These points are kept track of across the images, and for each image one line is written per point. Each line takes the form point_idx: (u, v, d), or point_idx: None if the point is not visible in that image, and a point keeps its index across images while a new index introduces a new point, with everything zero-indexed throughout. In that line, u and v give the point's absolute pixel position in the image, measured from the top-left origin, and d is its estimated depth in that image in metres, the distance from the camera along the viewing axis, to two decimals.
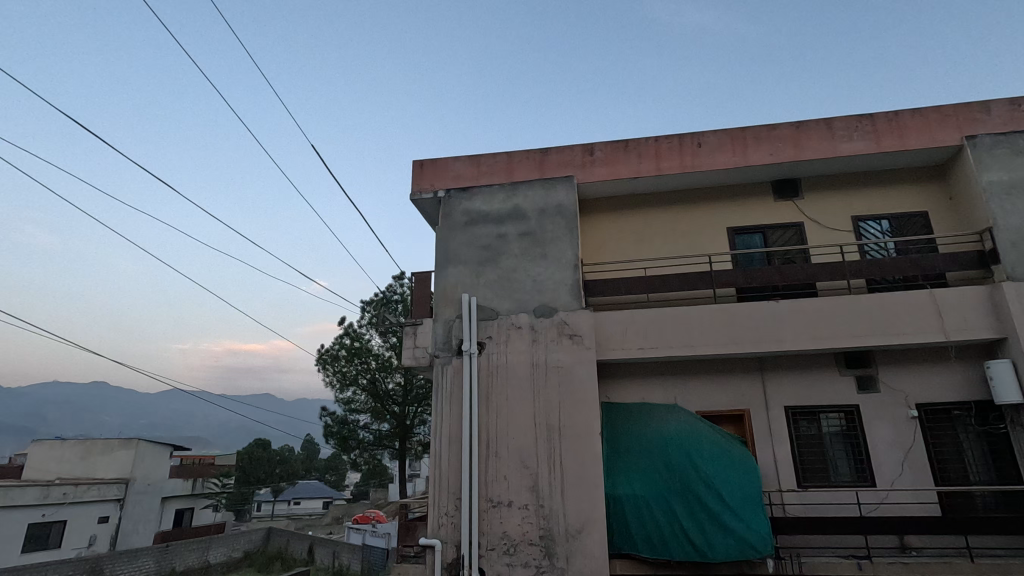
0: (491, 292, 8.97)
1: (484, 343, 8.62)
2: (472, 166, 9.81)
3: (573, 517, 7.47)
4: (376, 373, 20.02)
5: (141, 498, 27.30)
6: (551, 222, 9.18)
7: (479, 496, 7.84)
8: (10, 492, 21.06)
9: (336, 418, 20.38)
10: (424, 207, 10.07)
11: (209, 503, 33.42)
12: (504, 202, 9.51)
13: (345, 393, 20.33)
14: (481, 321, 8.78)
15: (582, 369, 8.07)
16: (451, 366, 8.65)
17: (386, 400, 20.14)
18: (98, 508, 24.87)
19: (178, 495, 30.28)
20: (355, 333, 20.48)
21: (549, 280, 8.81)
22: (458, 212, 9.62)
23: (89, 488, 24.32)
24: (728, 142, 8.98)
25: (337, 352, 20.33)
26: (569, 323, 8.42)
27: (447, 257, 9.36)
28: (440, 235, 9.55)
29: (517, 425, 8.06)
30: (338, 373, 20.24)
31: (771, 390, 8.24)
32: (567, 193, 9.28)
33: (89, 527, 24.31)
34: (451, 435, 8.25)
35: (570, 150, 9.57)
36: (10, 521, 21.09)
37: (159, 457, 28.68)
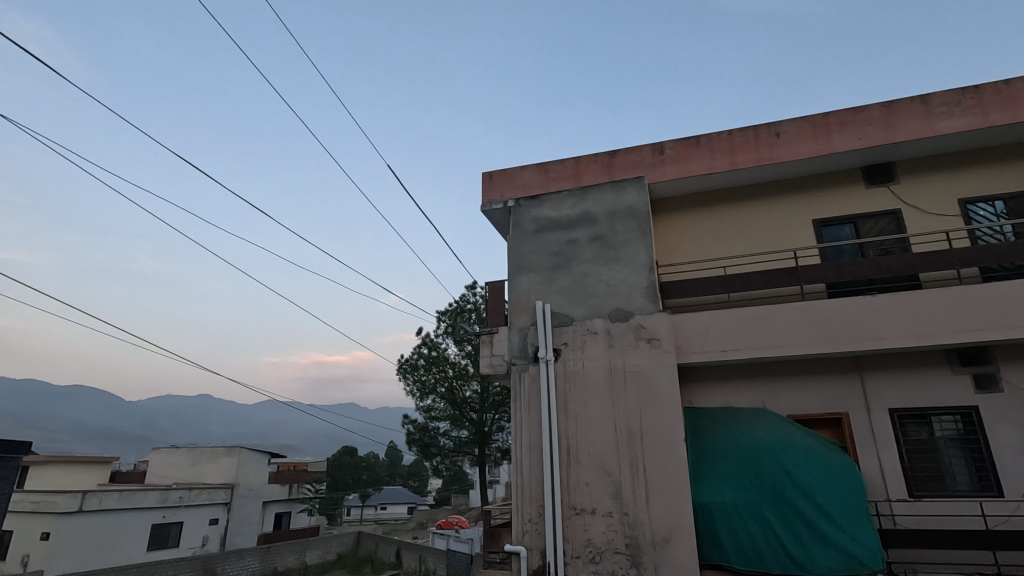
0: (565, 299, 8.96)
1: (560, 349, 8.62)
2: (540, 174, 9.89)
3: (659, 525, 7.28)
4: (453, 381, 20.48)
5: (245, 502, 29.46)
6: (622, 224, 9.06)
7: (562, 503, 7.82)
8: (135, 496, 23.41)
9: (417, 426, 21.04)
10: (495, 217, 10.24)
11: (304, 507, 35.42)
12: (573, 207, 9.50)
13: (425, 401, 20.98)
14: (556, 328, 8.79)
15: (661, 373, 7.88)
16: (528, 373, 8.72)
17: (464, 408, 20.49)
18: (209, 511, 27.08)
19: (277, 500, 32.39)
20: (432, 343, 21.12)
21: (623, 283, 8.68)
22: (528, 220, 9.71)
23: (200, 492, 26.53)
24: (809, 130, 8.49)
25: (416, 361, 21.07)
26: (646, 327, 8.25)
27: (519, 265, 9.46)
28: (512, 244, 9.67)
29: (597, 432, 7.97)
30: (417, 382, 20.93)
31: (872, 392, 7.65)
32: (638, 195, 9.14)
33: (201, 528, 26.52)
34: (531, 442, 8.30)
35: (639, 151, 9.41)
36: (135, 522, 23.40)
37: (259, 464, 30.82)
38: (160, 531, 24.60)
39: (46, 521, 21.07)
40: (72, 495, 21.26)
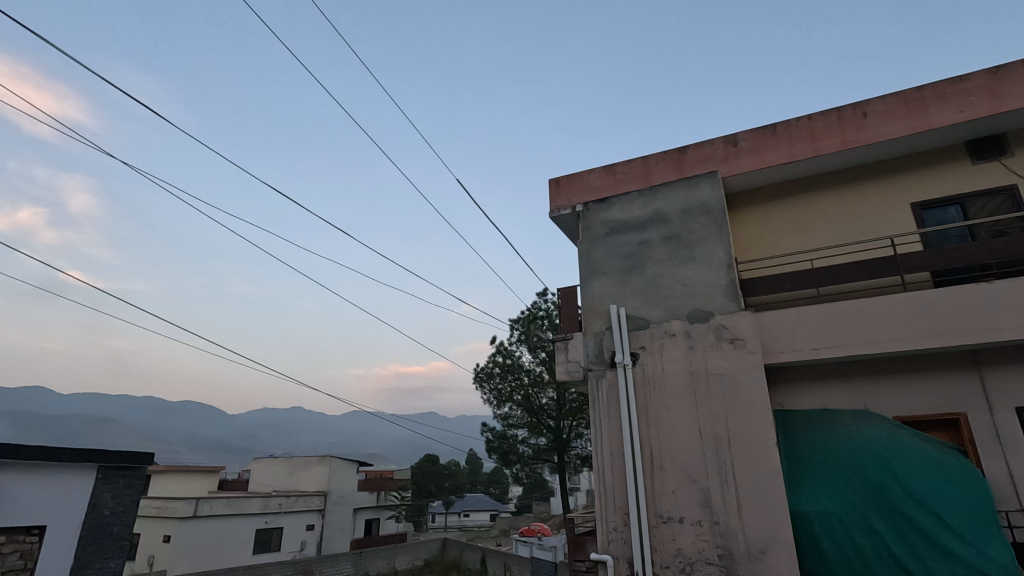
0: (639, 301, 8.77)
1: (637, 353, 8.44)
2: (607, 176, 9.77)
3: (754, 536, 6.90)
4: (529, 388, 20.44)
5: (338, 509, 30.96)
6: (696, 222, 8.76)
7: (648, 512, 7.61)
8: (240, 502, 25.23)
9: (496, 434, 21.28)
10: (564, 222, 10.21)
11: (392, 514, 36.66)
12: (643, 208, 9.31)
13: (502, 409, 21.20)
14: (632, 332, 8.61)
15: (747, 375, 7.51)
16: (605, 379, 8.60)
17: (541, 415, 20.32)
18: (306, 517, 28.69)
19: (366, 507, 33.80)
20: (506, 351, 21.30)
21: (701, 283, 8.38)
22: (597, 223, 9.61)
23: (297, 500, 28.18)
24: (901, 106, 7.85)
25: (492, 370, 21.38)
26: (728, 327, 7.90)
27: (590, 269, 9.37)
28: (583, 249, 9.60)
29: (680, 438, 7.71)
30: (494, 390, 21.22)
31: (993, 389, 6.88)
32: (712, 190, 8.81)
33: (299, 533, 28.14)
34: (612, 449, 8.15)
35: (711, 145, 9.08)
36: (241, 527, 25.21)
37: (349, 473, 32.30)
38: (264, 536, 26.36)
39: (167, 525, 23.20)
40: (187, 502, 23.29)
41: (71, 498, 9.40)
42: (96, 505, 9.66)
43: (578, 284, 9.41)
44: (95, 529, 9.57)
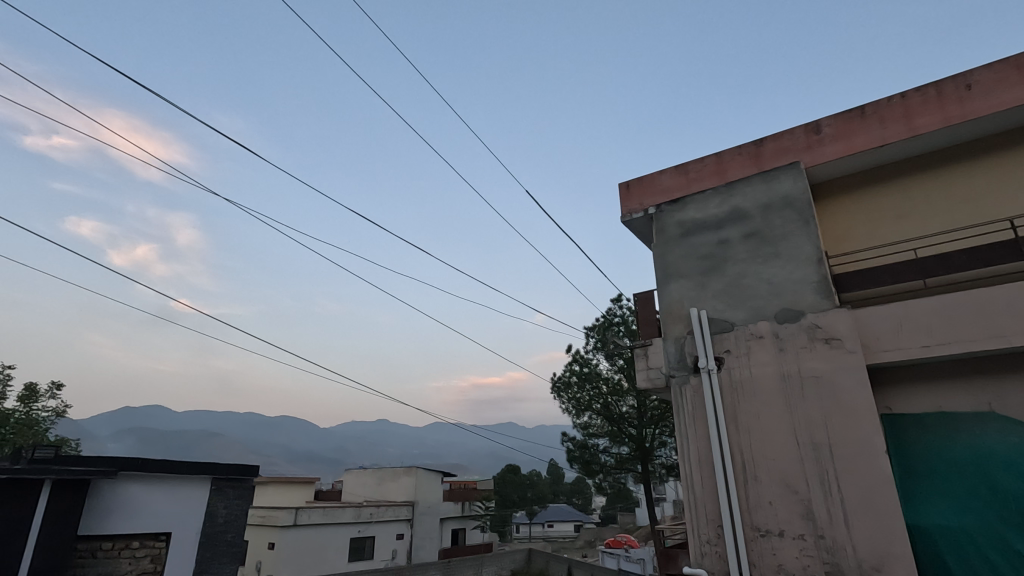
0: (721, 303, 8.41)
1: (722, 357, 8.09)
2: (680, 176, 9.49)
3: (865, 551, 6.37)
4: (608, 397, 20.04)
5: (425, 519, 31.77)
6: (779, 217, 8.33)
7: (743, 524, 7.22)
8: (335, 512, 26.49)
9: (577, 443, 21.06)
10: (636, 226, 10.01)
11: (477, 524, 37.11)
12: (720, 206, 8.96)
13: (582, 418, 20.96)
14: (716, 335, 8.26)
15: (846, 377, 6.99)
16: (689, 385, 8.29)
17: (622, 423, 19.81)
18: (395, 526, 29.67)
19: (452, 517, 34.46)
20: (583, 360, 21.09)
21: (788, 281, 7.92)
22: (671, 225, 9.35)
23: (387, 509, 29.20)
24: (1010, 74, 7.09)
25: (569, 379, 21.24)
26: (821, 326, 7.40)
27: (667, 273, 9.12)
28: (658, 252, 9.36)
29: (775, 446, 7.27)
30: (572, 399, 21.05)
31: None
32: (795, 182, 8.34)
33: (390, 542, 29.13)
34: (701, 458, 7.83)
35: (790, 135, 8.61)
36: (337, 535, 26.46)
37: (434, 483, 33.11)
38: (358, 544, 27.52)
39: (271, 533, 24.81)
40: (288, 511, 24.79)
41: (190, 507, 10.28)
42: (211, 515, 10.50)
43: (655, 289, 9.18)
44: (211, 536, 10.40)
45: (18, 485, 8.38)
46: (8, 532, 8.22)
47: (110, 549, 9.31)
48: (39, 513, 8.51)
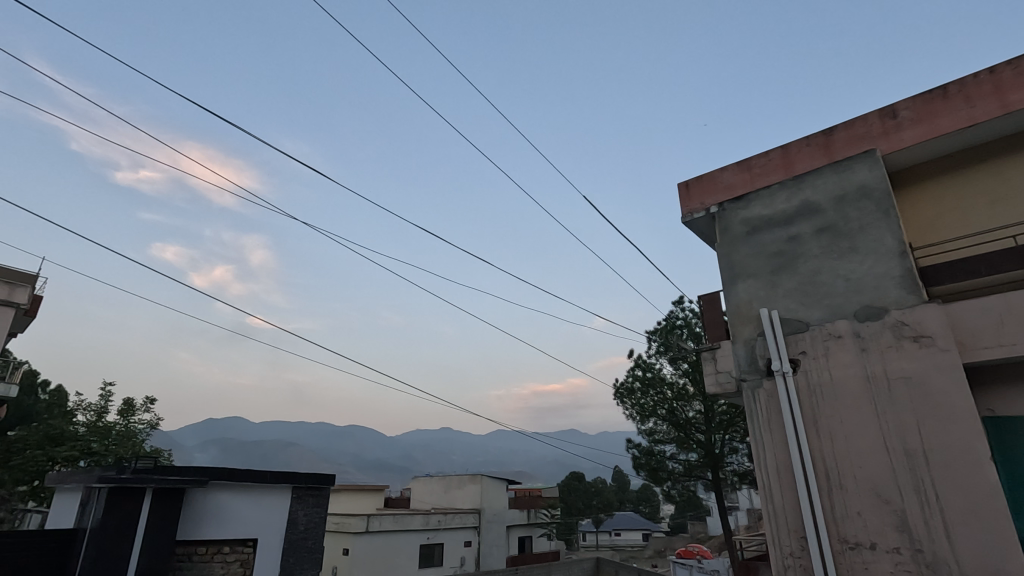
0: (794, 303, 8.02)
1: (798, 359, 7.69)
2: (743, 172, 9.15)
3: (972, 567, 5.85)
4: (673, 402, 19.47)
5: (492, 526, 31.93)
6: (855, 209, 7.87)
7: (830, 536, 6.80)
8: (404, 518, 27.09)
9: (642, 450, 20.60)
10: (698, 226, 9.71)
11: (543, 532, 36.95)
12: (788, 200, 8.57)
13: (647, 424, 20.48)
14: (790, 337, 7.88)
15: (939, 377, 6.49)
16: (762, 390, 7.94)
17: (689, 429, 19.18)
18: (463, 533, 30.00)
19: (518, 524, 34.48)
20: (646, 364, 20.63)
21: (869, 275, 7.45)
22: (736, 223, 9.03)
23: (454, 517, 29.57)
24: None
25: (632, 385, 20.81)
26: (909, 323, 6.91)
27: (733, 272, 8.79)
28: (722, 252, 9.04)
29: (862, 453, 6.82)
30: (636, 405, 20.62)
31: None
32: (871, 171, 7.86)
33: (458, 549, 29.48)
34: (779, 466, 7.45)
35: (864, 121, 8.14)
36: (408, 542, 27.04)
37: (499, 491, 33.27)
38: (428, 551, 28.03)
39: (345, 539, 25.71)
40: (360, 518, 25.61)
41: (273, 514, 10.82)
42: (292, 521, 11.00)
43: (721, 290, 8.87)
44: (293, 542, 10.89)
45: (123, 494, 9.11)
46: (117, 536, 8.94)
47: (204, 554, 9.92)
48: (142, 519, 9.21)
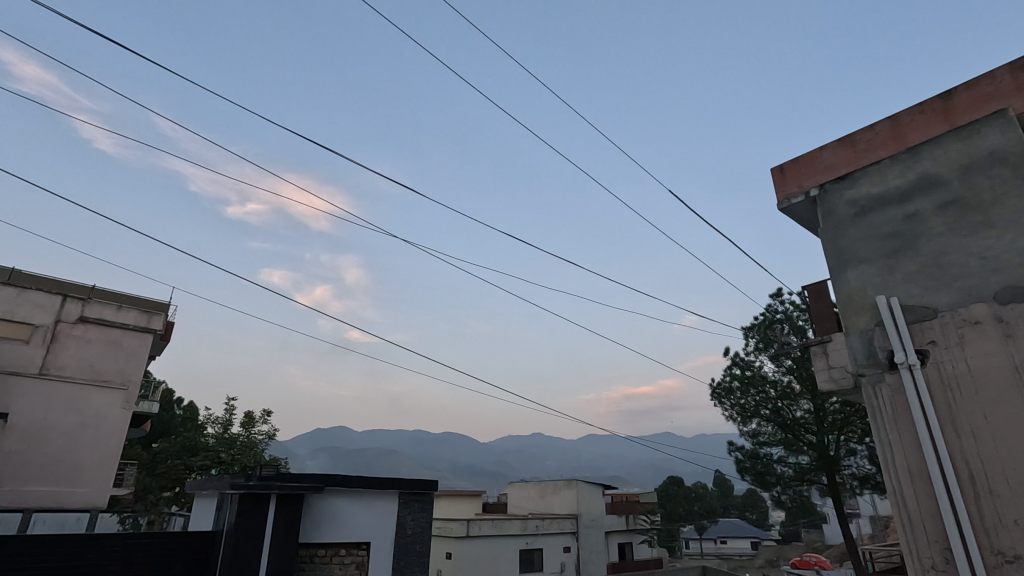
0: (917, 287, 7.25)
1: (926, 350, 6.93)
2: (846, 148, 8.42)
3: None
4: (777, 402, 18.17)
5: (590, 532, 31.51)
6: (986, 178, 7.04)
7: (981, 546, 6.02)
8: (503, 523, 27.40)
9: (746, 453, 19.40)
10: (796, 212, 9.01)
11: (644, 539, 35.89)
12: (902, 175, 7.80)
13: (750, 426, 19.35)
14: (916, 325, 7.11)
15: None
16: (885, 385, 7.22)
17: (798, 430, 17.79)
18: (562, 539, 29.89)
19: (616, 530, 33.81)
20: (744, 363, 19.49)
21: (1009, 250, 6.62)
22: (841, 205, 8.33)
23: (552, 522, 29.53)
24: None
25: (730, 384, 19.77)
26: None
27: (842, 259, 8.09)
28: (827, 237, 8.35)
29: (1015, 453, 6.01)
30: (736, 406, 19.52)
31: None
32: (1004, 134, 7.01)
33: (558, 555, 29.39)
34: (912, 469, 6.73)
35: (990, 79, 7.27)
36: (508, 546, 27.34)
37: (595, 496, 32.79)
38: (528, 556, 28.18)
39: (448, 543, 26.49)
40: (461, 523, 26.26)
41: (383, 519, 11.35)
42: (401, 525, 11.49)
43: (829, 279, 8.19)
44: (403, 546, 11.38)
45: (252, 500, 9.96)
46: (249, 538, 9.81)
47: (324, 556, 10.65)
48: (269, 523, 10.02)
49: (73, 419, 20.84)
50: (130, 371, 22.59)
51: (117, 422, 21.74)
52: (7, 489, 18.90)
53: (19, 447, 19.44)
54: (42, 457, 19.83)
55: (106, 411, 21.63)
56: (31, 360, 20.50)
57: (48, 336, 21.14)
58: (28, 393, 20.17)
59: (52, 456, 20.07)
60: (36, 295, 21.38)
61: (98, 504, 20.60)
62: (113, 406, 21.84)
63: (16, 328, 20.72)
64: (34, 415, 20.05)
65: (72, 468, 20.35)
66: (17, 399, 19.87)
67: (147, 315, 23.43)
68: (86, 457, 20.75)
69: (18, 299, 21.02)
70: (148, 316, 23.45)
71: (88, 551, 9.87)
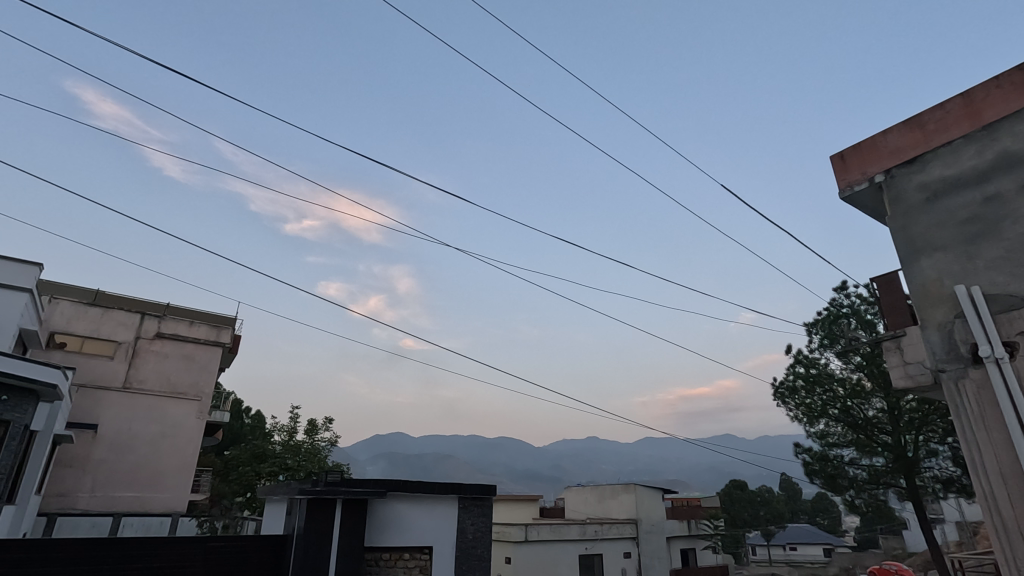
0: (1001, 275, 6.74)
1: (1015, 342, 6.43)
2: (913, 129, 7.95)
3: None
4: (847, 401, 17.20)
5: (651, 537, 30.80)
6: None
7: None
8: (561, 528, 27.23)
9: (814, 455, 18.40)
10: (861, 200, 8.52)
11: (708, 545, 34.74)
12: (979, 154, 7.31)
13: (817, 426, 18.44)
14: (1002, 315, 6.61)
15: None
16: (969, 381, 6.75)
17: (871, 431, 16.85)
18: (621, 544, 29.38)
19: (679, 536, 32.91)
20: (808, 361, 18.58)
21: None
22: (911, 190, 7.84)
23: (610, 527, 29.09)
24: None
25: (794, 383, 18.90)
26: None
27: (914, 247, 7.61)
28: (896, 226, 7.86)
29: None
30: (802, 406, 18.59)
31: None
32: None
33: (619, 561, 28.89)
34: (1003, 470, 6.23)
35: None
36: (567, 552, 27.10)
37: (655, 501, 32.03)
38: (587, 561, 27.87)
39: (507, 547, 26.55)
40: (519, 528, 26.28)
41: (444, 524, 11.50)
42: (462, 530, 11.61)
43: (900, 270, 7.72)
44: (464, 550, 11.49)
45: (320, 505, 10.36)
46: (319, 541, 10.18)
47: (389, 559, 10.95)
48: (337, 527, 10.35)
49: (154, 429, 22.29)
50: (203, 382, 23.88)
51: (193, 431, 22.98)
52: (99, 495, 20.55)
53: (108, 456, 21.10)
54: (128, 465, 21.40)
55: (182, 421, 22.93)
56: (116, 375, 22.11)
57: (130, 351, 22.75)
58: (114, 406, 21.76)
59: (137, 464, 21.57)
60: (118, 313, 23.04)
61: (178, 510, 21.83)
62: (188, 416, 23.13)
63: (102, 345, 22.40)
64: (120, 425, 21.63)
65: (155, 475, 21.76)
66: (105, 412, 21.50)
67: (216, 329, 24.76)
68: (166, 465, 22.11)
69: (103, 318, 22.71)
70: (217, 330, 24.77)
71: (174, 552, 10.56)
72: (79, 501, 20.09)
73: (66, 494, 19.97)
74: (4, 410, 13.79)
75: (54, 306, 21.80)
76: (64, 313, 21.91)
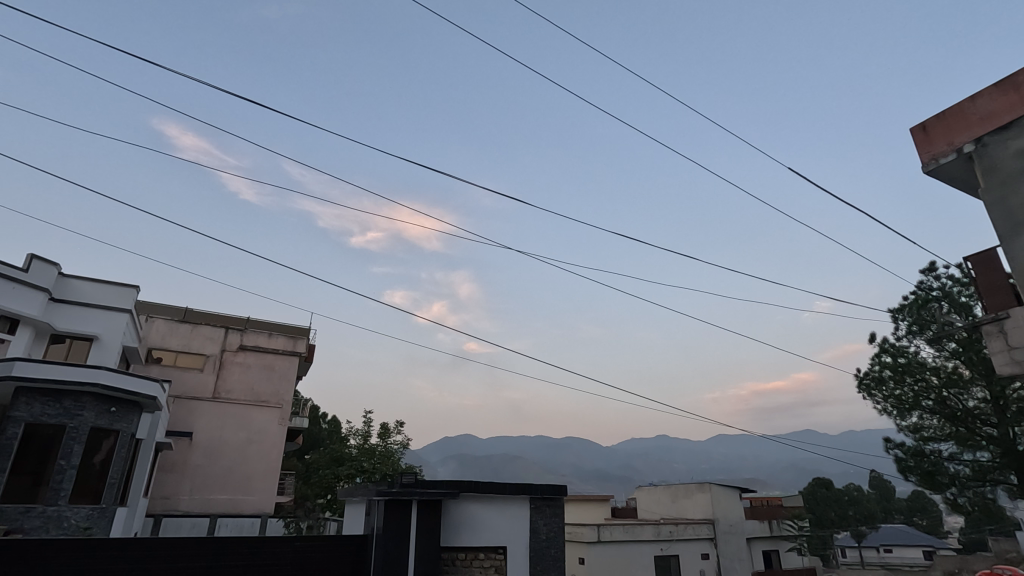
0: None
1: None
2: (1005, 92, 7.29)
3: None
4: (942, 391, 15.85)
5: (730, 538, 29.68)
6: None
7: None
8: (634, 529, 26.76)
9: (908, 450, 17.19)
10: (947, 173, 7.90)
11: (793, 546, 33.07)
12: None
13: (910, 419, 17.12)
14: None
15: None
16: None
17: (973, 423, 15.43)
18: (699, 545, 28.48)
19: (759, 536, 31.51)
20: (896, 349, 17.29)
21: None
22: (1008, 157, 7.17)
23: (686, 527, 28.28)
24: None
25: (881, 373, 17.71)
26: None
27: (1015, 220, 6.96)
28: (993, 198, 7.22)
29: None
30: (891, 397, 17.41)
31: None
32: None
33: (696, 562, 28.05)
34: None
35: None
36: (642, 553, 26.57)
37: (732, 500, 30.83)
38: (663, 562, 27.25)
39: (580, 548, 26.35)
40: (591, 528, 26.06)
41: (517, 524, 11.58)
42: (535, 531, 11.64)
43: (1000, 246, 7.09)
44: (538, 550, 11.52)
45: (396, 506, 10.69)
46: (395, 542, 10.49)
47: (464, 559, 11.18)
48: (413, 527, 10.64)
49: (241, 436, 23.80)
50: (283, 390, 25.24)
51: (276, 437, 24.32)
52: (197, 496, 22.21)
53: (203, 461, 22.77)
54: (221, 469, 22.98)
55: (266, 427, 24.34)
56: (205, 386, 23.80)
57: (217, 363, 24.40)
58: (206, 414, 23.46)
59: (228, 469, 23.11)
60: (205, 328, 24.81)
61: (266, 511, 23.15)
62: (271, 423, 24.49)
63: (193, 359, 24.18)
64: (212, 432, 23.30)
65: (244, 478, 23.22)
66: (198, 420, 23.23)
67: (292, 339, 26.12)
68: (253, 469, 23.53)
69: (192, 333, 24.51)
70: (293, 341, 26.13)
71: (265, 551, 11.24)
72: (180, 503, 21.83)
73: (169, 497, 21.73)
74: (113, 420, 15.13)
75: (150, 324, 23.74)
76: (159, 330, 23.82)
